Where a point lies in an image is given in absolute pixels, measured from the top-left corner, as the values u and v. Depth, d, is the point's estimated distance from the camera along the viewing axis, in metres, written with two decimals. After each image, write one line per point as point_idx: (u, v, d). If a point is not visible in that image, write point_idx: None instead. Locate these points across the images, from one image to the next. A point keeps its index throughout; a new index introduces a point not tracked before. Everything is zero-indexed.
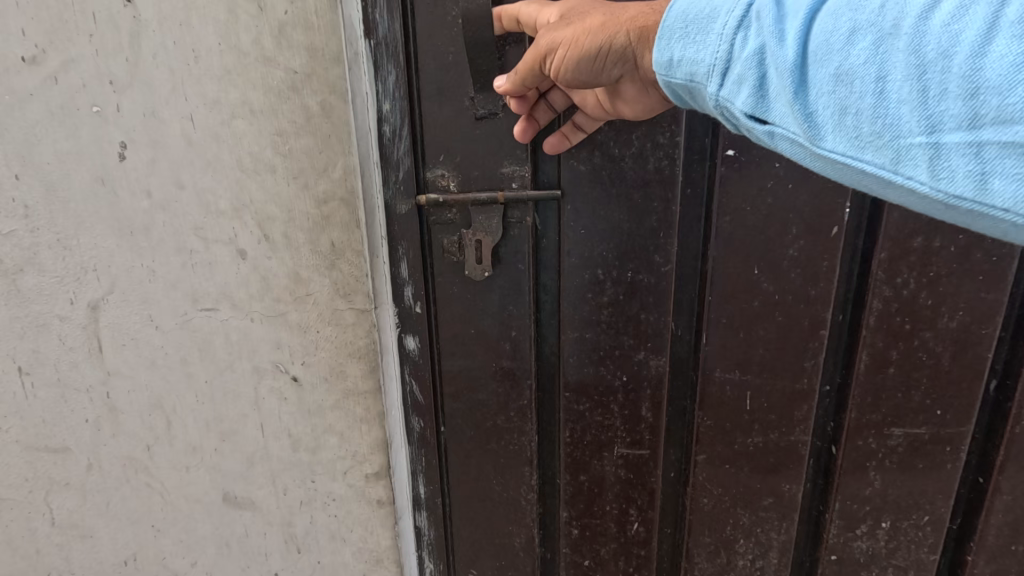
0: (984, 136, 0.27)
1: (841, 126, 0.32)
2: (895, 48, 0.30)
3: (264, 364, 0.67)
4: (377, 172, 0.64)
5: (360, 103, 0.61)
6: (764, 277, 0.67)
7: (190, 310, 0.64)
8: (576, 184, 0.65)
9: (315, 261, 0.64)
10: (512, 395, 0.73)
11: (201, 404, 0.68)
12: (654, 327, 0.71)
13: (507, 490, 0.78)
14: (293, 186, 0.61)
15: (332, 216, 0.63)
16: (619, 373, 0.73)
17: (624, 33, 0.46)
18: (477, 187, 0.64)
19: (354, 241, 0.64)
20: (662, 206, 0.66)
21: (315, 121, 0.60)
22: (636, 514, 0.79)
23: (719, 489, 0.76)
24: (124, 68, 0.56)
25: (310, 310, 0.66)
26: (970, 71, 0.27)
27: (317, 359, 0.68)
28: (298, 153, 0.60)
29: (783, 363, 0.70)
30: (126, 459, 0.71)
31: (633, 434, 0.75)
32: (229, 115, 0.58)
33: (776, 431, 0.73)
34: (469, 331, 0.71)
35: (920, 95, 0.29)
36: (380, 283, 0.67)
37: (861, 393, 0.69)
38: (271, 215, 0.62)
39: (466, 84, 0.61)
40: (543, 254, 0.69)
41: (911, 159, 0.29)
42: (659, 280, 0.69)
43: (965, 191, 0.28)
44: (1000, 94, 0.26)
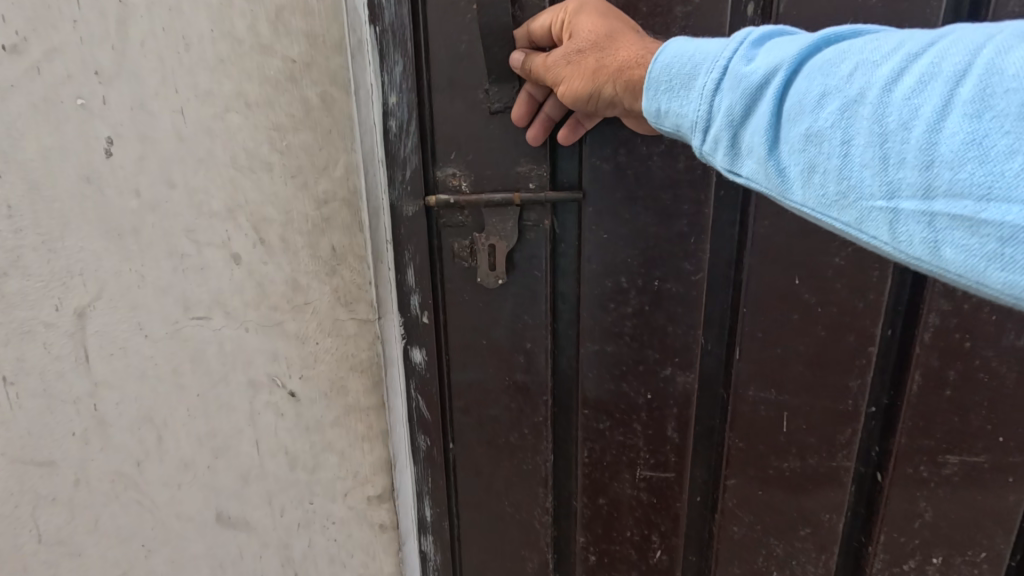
0: (935, 206, 0.30)
1: (810, 182, 0.37)
2: (860, 114, 0.34)
3: (259, 376, 0.63)
4: (381, 170, 0.65)
5: (367, 98, 0.63)
6: (805, 286, 0.62)
7: (182, 318, 0.58)
8: (598, 185, 0.63)
9: (314, 267, 0.63)
10: (526, 410, 0.71)
11: (193, 418, 0.62)
12: (681, 341, 0.67)
13: (519, 511, 0.76)
14: (287, 183, 0.60)
15: (332, 218, 0.63)
16: (642, 389, 0.70)
17: (610, 84, 0.51)
18: (490, 188, 0.63)
19: (356, 245, 0.65)
20: (692, 209, 0.62)
21: (315, 114, 0.60)
22: (658, 540, 0.75)
23: (751, 517, 0.71)
24: (111, 57, 0.50)
25: (309, 319, 0.64)
26: (926, 144, 0.31)
27: (316, 373, 0.66)
28: (296, 149, 0.60)
29: (827, 380, 0.65)
30: (115, 474, 0.59)
31: (657, 455, 0.72)
32: (223, 107, 0.55)
33: (819, 454, 0.68)
34: (482, 342, 0.69)
35: (881, 162, 0.33)
36: (383, 294, 0.69)
37: (911, 416, 0.64)
38: (269, 217, 0.59)
39: (480, 76, 0.60)
40: (562, 259, 0.67)
41: (872, 219, 0.33)
42: (689, 289, 0.65)
43: (920, 253, 0.31)
44: (950, 169, 0.29)
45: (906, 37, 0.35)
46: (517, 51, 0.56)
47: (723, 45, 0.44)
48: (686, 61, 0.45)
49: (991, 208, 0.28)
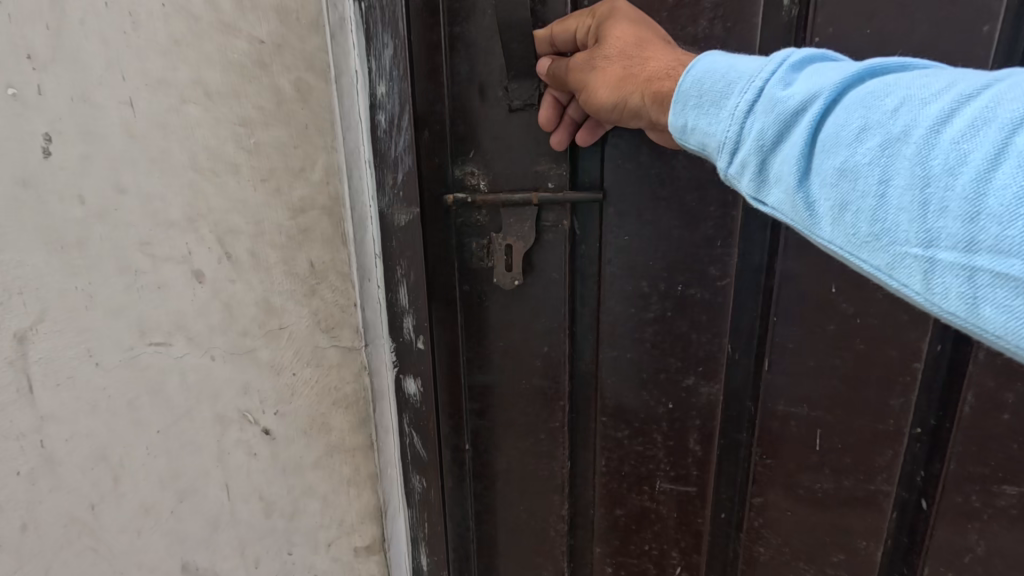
0: (977, 262, 0.28)
1: (840, 220, 0.35)
2: (903, 154, 0.31)
3: (229, 412, 0.54)
4: (369, 175, 0.62)
5: (353, 95, 0.60)
6: (841, 297, 0.59)
7: (139, 344, 0.47)
8: (625, 183, 0.62)
9: (291, 287, 0.58)
10: (544, 415, 0.70)
11: (154, 458, 0.49)
12: (704, 352, 0.65)
13: (538, 519, 0.76)
14: (255, 188, 0.53)
15: (311, 229, 0.58)
16: (663, 399, 0.68)
17: (638, 94, 0.50)
18: (510, 188, 0.62)
19: (340, 261, 0.62)
20: (720, 211, 0.60)
21: (290, 106, 0.55)
22: (678, 556, 0.74)
23: (779, 540, 0.69)
24: (44, 39, 0.39)
25: (284, 347, 0.58)
26: (971, 193, 0.28)
27: (294, 408, 0.60)
28: (267, 147, 0.53)
29: (869, 398, 0.61)
30: (66, 518, 0.44)
31: (678, 467, 0.70)
32: (179, 99, 0.47)
33: (852, 475, 0.64)
34: (499, 346, 0.68)
35: (921, 207, 0.30)
36: (375, 314, 0.66)
37: (961, 443, 0.58)
38: (235, 228, 0.52)
39: (498, 72, 0.59)
40: (582, 261, 0.65)
41: (905, 266, 0.31)
42: (716, 296, 0.63)
43: (956, 309, 0.29)
44: (998, 224, 0.27)
45: (963, 77, 0.32)
46: (543, 58, 0.56)
47: (759, 65, 0.41)
48: (722, 83, 0.42)
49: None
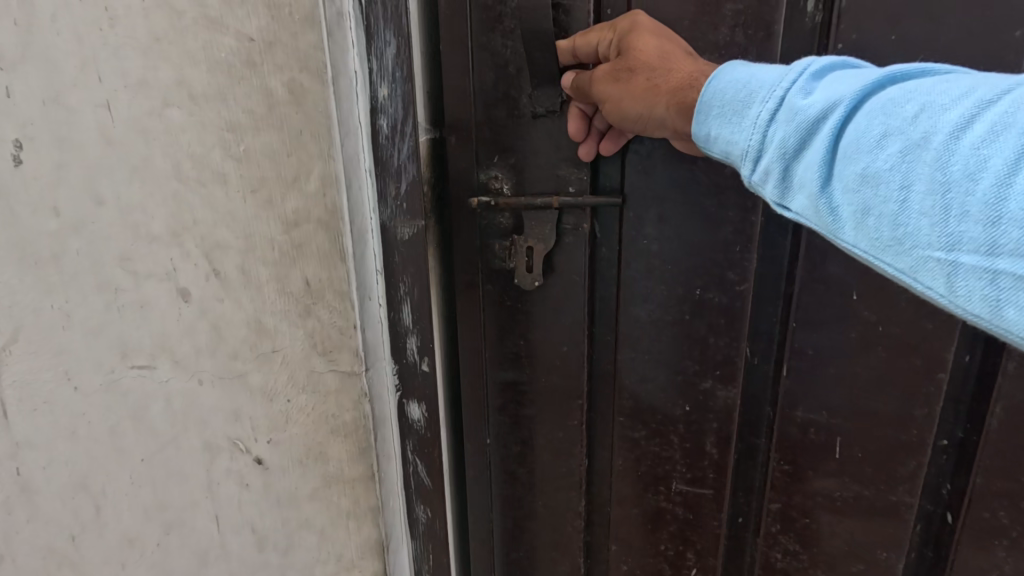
0: (1001, 265, 0.27)
1: (862, 226, 0.33)
2: (925, 160, 0.30)
3: (218, 440, 0.49)
4: (370, 183, 0.51)
5: (348, 91, 0.49)
6: (863, 304, 0.57)
7: (119, 366, 0.43)
8: (638, 185, 0.61)
9: (285, 305, 0.50)
10: (564, 415, 0.69)
11: (138, 487, 0.45)
12: (724, 354, 0.63)
13: (554, 515, 0.73)
14: (245, 200, 0.46)
15: (305, 245, 0.49)
16: (681, 401, 0.66)
17: (664, 105, 0.51)
18: (533, 190, 0.61)
19: (339, 279, 0.52)
20: (739, 215, 0.59)
21: (280, 109, 0.46)
22: (694, 558, 0.71)
23: (799, 547, 0.66)
24: (13, 36, 0.35)
25: (278, 371, 0.50)
26: (993, 199, 0.27)
27: (289, 437, 0.53)
28: (258, 154, 0.46)
29: (893, 408, 0.58)
30: (45, 550, 0.41)
31: (695, 470, 0.68)
32: (161, 101, 0.41)
33: (875, 484, 0.61)
34: (518, 345, 0.67)
35: (942, 212, 0.29)
36: (378, 339, 0.55)
37: (987, 454, 0.56)
38: (223, 242, 0.46)
39: (523, 84, 0.59)
40: (601, 262, 0.64)
41: (928, 271, 0.30)
42: (731, 300, 0.61)
43: (980, 312, 0.28)
44: (1020, 228, 0.26)
45: (982, 79, 0.32)
46: (566, 74, 0.57)
47: (780, 73, 0.40)
48: (741, 91, 0.42)
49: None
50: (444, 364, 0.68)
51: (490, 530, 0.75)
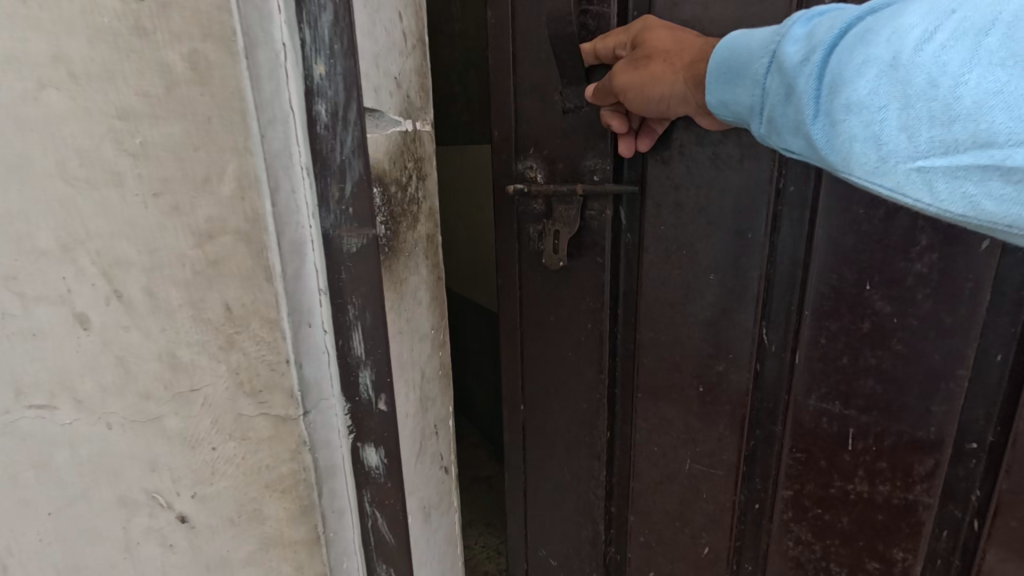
0: (965, 161, 0.29)
1: (846, 156, 0.34)
2: (893, 81, 0.31)
3: (134, 494, 0.39)
4: (312, 185, 0.36)
5: (278, 71, 0.34)
6: (877, 294, 0.55)
7: (14, 409, 0.35)
8: (659, 179, 0.62)
9: (197, 336, 0.35)
10: (582, 385, 0.74)
11: (46, 546, 0.39)
12: (737, 335, 0.63)
13: (577, 480, 0.80)
14: (145, 205, 0.33)
15: (224, 261, 0.34)
16: (695, 381, 0.67)
17: (681, 82, 0.52)
18: (561, 179, 0.67)
19: (267, 303, 0.34)
20: (751, 207, 0.58)
21: (180, 90, 0.32)
22: (706, 537, 0.72)
23: (809, 538, 0.65)
24: None
25: (197, 416, 0.37)
26: (950, 99, 0.28)
27: (215, 492, 0.39)
28: (157, 147, 0.32)
29: (927, 403, 0.55)
30: None
31: (709, 449, 0.68)
32: (34, 81, 0.31)
33: (876, 477, 0.60)
34: (549, 319, 0.75)
35: (912, 122, 0.30)
36: (322, 378, 0.38)
37: (1018, 462, 0.52)
38: (126, 257, 0.34)
39: (555, 80, 0.64)
40: (624, 247, 0.68)
41: (910, 184, 0.31)
42: (739, 280, 0.61)
43: (962, 211, 0.30)
44: (975, 121, 0.28)
45: None
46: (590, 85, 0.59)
47: (775, 31, 0.42)
48: (749, 56, 0.43)
49: (1017, 153, 0.27)
50: (415, 387, 0.59)
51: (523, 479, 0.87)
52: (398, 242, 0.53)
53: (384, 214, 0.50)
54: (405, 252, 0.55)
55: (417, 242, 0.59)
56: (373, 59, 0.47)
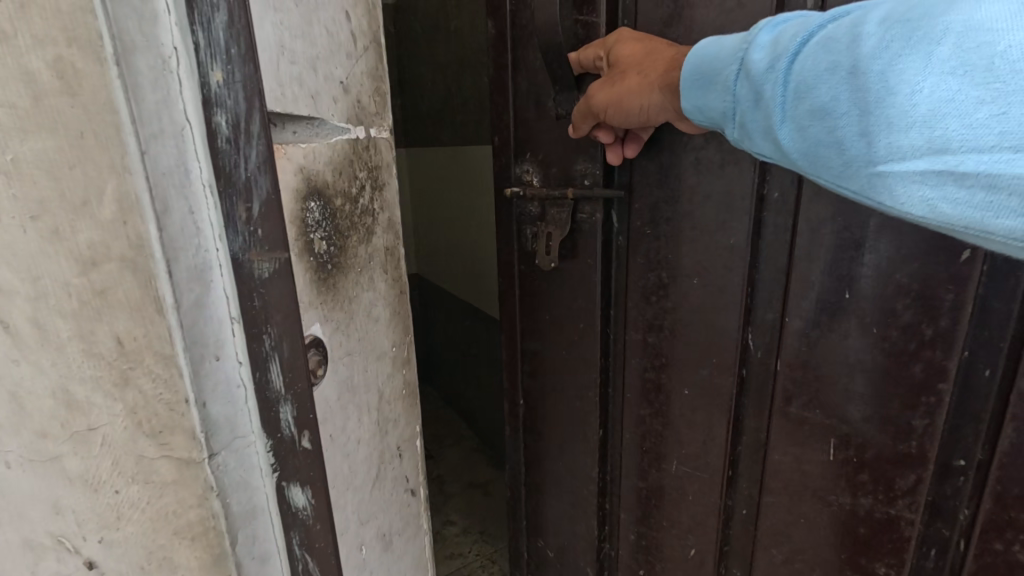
0: (919, 165, 0.31)
1: (821, 157, 0.37)
2: (854, 88, 0.34)
3: (39, 539, 0.36)
4: (217, 207, 0.31)
5: (168, 77, 0.28)
6: (857, 304, 0.55)
7: None
8: (648, 187, 0.66)
9: (91, 370, 0.31)
10: (575, 382, 0.79)
11: None
12: (721, 344, 0.65)
13: (572, 475, 0.85)
14: (23, 229, 0.29)
15: (110, 293, 0.29)
16: (681, 385, 0.70)
17: (657, 92, 0.53)
18: (554, 183, 0.71)
19: (160, 337, 0.30)
20: (732, 214, 0.60)
21: (50, 102, 0.27)
22: (692, 539, 0.75)
23: (795, 548, 0.66)
24: None
25: (98, 457, 0.33)
26: (905, 107, 0.31)
27: (124, 537, 0.35)
28: (30, 165, 0.28)
29: (910, 420, 0.55)
30: None
31: (692, 451, 0.71)
32: None
33: (862, 488, 0.60)
34: (547, 319, 0.79)
35: (873, 129, 0.33)
36: (236, 416, 0.34)
37: (999, 482, 0.52)
38: (11, 286, 0.30)
39: (546, 87, 0.69)
40: (615, 253, 0.71)
41: (875, 184, 0.34)
42: (722, 290, 0.63)
43: (922, 212, 0.32)
44: (927, 128, 0.30)
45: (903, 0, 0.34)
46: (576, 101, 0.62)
47: (747, 36, 0.44)
48: (725, 56, 0.45)
49: (969, 159, 0.29)
50: (369, 411, 0.55)
51: (522, 474, 0.94)
52: (342, 257, 0.49)
53: (330, 227, 0.47)
54: (350, 269, 0.51)
55: (370, 256, 0.55)
56: (310, 61, 0.43)
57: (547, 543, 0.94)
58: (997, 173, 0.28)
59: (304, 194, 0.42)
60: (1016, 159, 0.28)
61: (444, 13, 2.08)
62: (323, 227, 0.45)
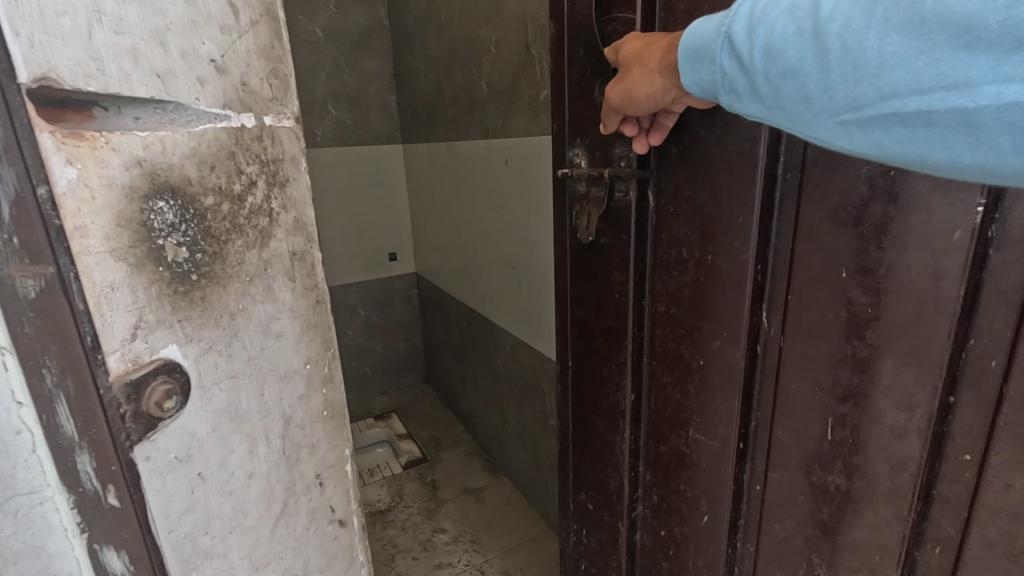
0: (873, 111, 0.33)
1: (788, 113, 0.38)
2: (817, 51, 0.35)
3: None
4: None
5: None
6: (854, 282, 0.47)
7: None
8: (674, 170, 0.60)
9: None
10: (612, 351, 0.73)
11: None
12: (730, 317, 0.57)
13: (604, 439, 0.79)
14: None
15: None
16: (695, 354, 0.62)
17: (657, 79, 0.50)
18: (599, 165, 0.67)
19: None
20: (742, 189, 0.53)
21: None
22: (706, 504, 0.66)
23: (793, 525, 0.58)
24: None
25: None
26: (863, 61, 0.33)
27: None
28: None
29: (905, 401, 0.46)
30: None
31: (707, 421, 0.63)
32: None
33: (851, 472, 0.51)
34: (589, 289, 0.75)
35: (836, 82, 0.35)
36: (14, 454, 0.36)
37: (1000, 482, 0.42)
38: None
39: (591, 84, 0.66)
40: (647, 223, 0.65)
41: (837, 132, 0.36)
42: (731, 267, 0.56)
43: (878, 152, 0.35)
44: (878, 78, 0.33)
45: None
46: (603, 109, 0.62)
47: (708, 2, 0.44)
48: (705, 26, 0.43)
49: (912, 101, 0.32)
50: (264, 441, 0.47)
51: (564, 437, 0.89)
52: (218, 266, 0.41)
53: (198, 227, 0.40)
54: (231, 279, 0.42)
55: (265, 263, 0.46)
56: (155, 35, 0.35)
57: (577, 501, 0.89)
58: (937, 111, 0.31)
59: (145, 193, 0.36)
60: (949, 96, 0.30)
61: (433, 6, 2.01)
62: (190, 228, 0.39)
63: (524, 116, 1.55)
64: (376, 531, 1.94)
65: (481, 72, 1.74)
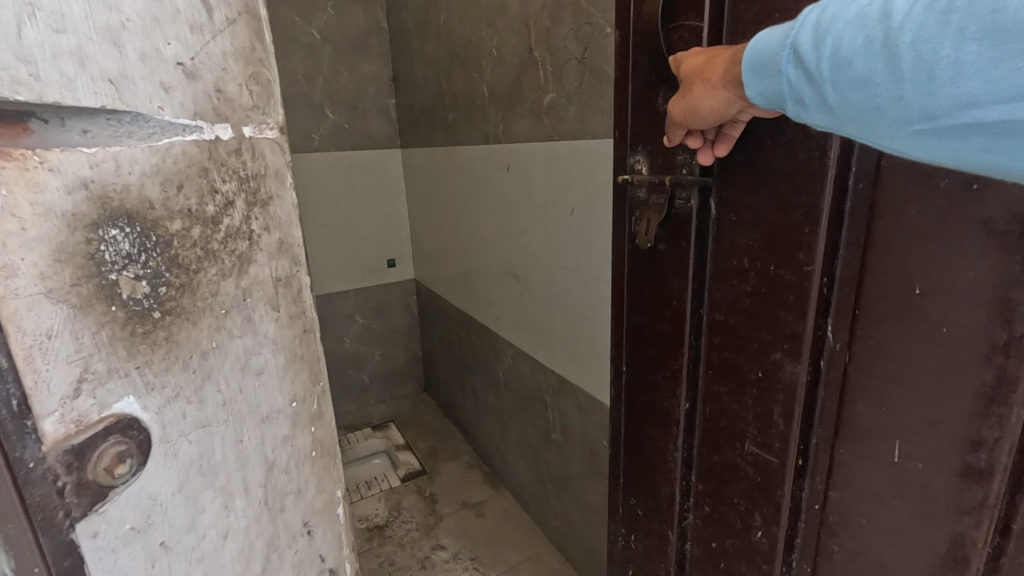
0: (949, 123, 0.30)
1: (853, 123, 0.35)
2: (888, 61, 0.31)
3: None
4: None
5: None
6: (929, 299, 0.42)
7: None
8: (738, 176, 0.53)
9: None
10: (668, 357, 0.67)
11: None
12: (792, 327, 0.51)
13: (654, 446, 0.73)
14: None
15: None
16: (752, 364, 0.56)
17: (723, 93, 0.45)
18: (661, 172, 0.62)
19: None
20: (808, 200, 0.47)
21: None
22: (760, 520, 0.58)
23: (851, 551, 0.52)
24: None
25: None
26: (936, 72, 0.30)
27: None
28: None
29: (985, 431, 0.41)
30: None
31: (763, 432, 0.56)
32: None
33: (918, 503, 0.46)
34: (645, 294, 0.69)
35: (907, 93, 0.31)
36: None
37: None
38: None
39: (654, 93, 0.61)
40: (705, 229, 0.58)
41: (911, 142, 0.33)
42: (794, 280, 0.50)
43: (955, 162, 0.32)
44: (953, 89, 0.29)
45: None
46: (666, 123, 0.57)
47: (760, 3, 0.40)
48: (767, 35, 0.39)
49: (994, 113, 0.28)
50: (242, 495, 0.41)
51: (615, 441, 0.83)
52: (188, 299, 0.36)
53: (161, 256, 0.34)
54: (203, 314, 0.37)
55: (244, 293, 0.41)
56: (112, 38, 0.30)
57: (626, 505, 0.83)
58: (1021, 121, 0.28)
59: (91, 222, 0.30)
60: None
61: (433, 7, 1.96)
62: (150, 258, 0.33)
63: (526, 121, 1.50)
64: (373, 548, 1.88)
65: (482, 75, 1.69)
